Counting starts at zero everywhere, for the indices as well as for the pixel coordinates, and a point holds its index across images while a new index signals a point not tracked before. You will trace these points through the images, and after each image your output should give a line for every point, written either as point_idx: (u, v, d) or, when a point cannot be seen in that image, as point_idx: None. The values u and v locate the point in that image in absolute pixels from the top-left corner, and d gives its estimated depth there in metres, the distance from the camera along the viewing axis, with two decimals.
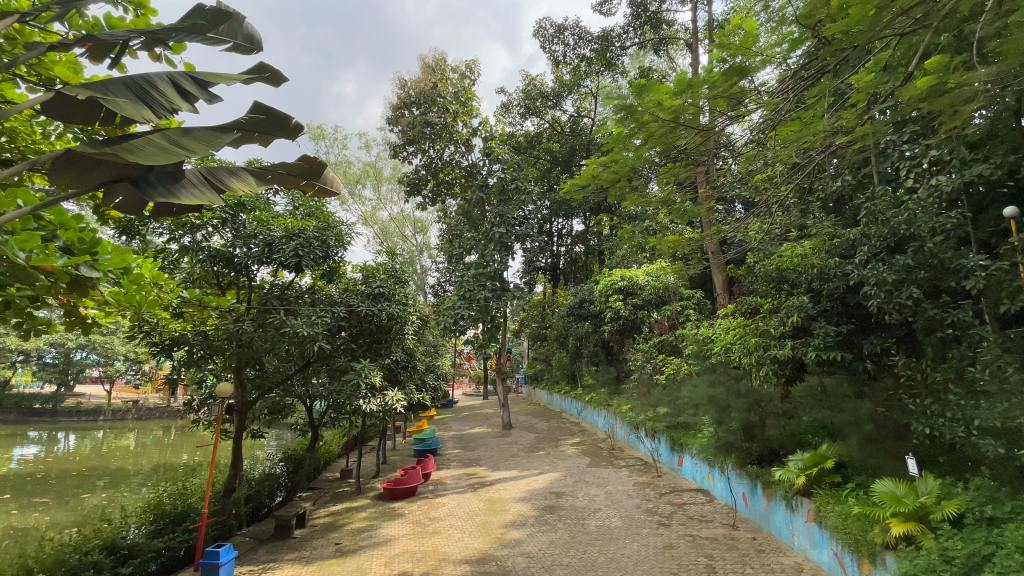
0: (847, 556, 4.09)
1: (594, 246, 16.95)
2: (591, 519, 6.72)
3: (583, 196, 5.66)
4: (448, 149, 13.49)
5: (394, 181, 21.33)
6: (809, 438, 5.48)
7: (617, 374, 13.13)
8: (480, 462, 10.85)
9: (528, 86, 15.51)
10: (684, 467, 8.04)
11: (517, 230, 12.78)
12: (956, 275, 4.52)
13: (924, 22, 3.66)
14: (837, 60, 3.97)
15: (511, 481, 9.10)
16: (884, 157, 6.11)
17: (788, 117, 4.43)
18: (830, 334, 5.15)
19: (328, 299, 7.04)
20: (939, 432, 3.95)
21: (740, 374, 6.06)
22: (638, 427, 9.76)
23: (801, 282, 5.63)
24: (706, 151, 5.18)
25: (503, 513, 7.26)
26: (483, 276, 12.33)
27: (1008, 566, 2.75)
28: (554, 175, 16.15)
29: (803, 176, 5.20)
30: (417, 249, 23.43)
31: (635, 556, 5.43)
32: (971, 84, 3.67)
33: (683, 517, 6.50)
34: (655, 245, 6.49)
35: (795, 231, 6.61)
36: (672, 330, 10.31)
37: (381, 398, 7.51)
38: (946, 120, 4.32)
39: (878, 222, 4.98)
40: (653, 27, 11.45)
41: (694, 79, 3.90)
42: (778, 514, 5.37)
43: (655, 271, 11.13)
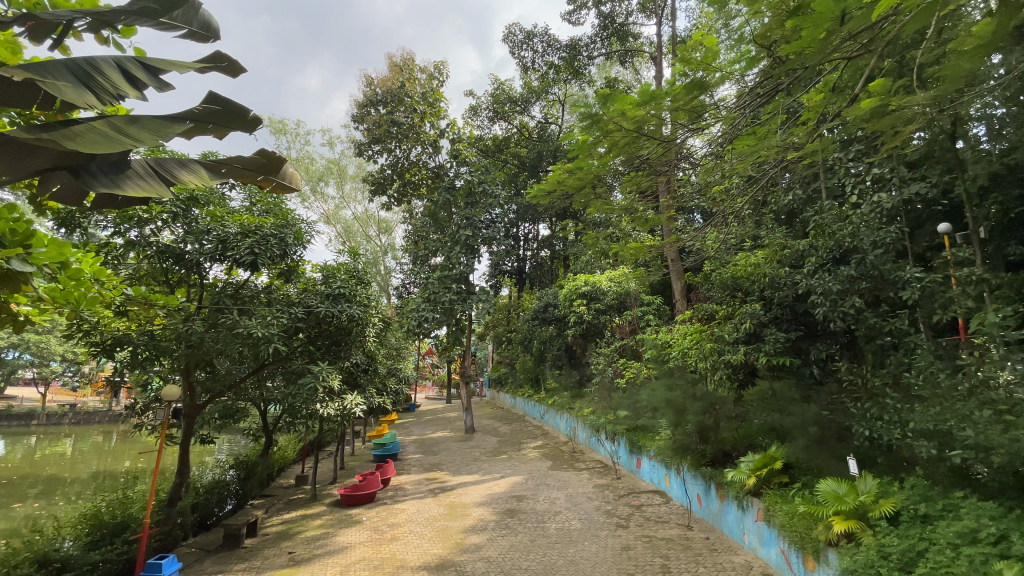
0: (793, 553, 4.26)
1: (560, 251, 17.18)
2: (550, 522, 6.75)
3: (548, 202, 5.71)
4: (415, 149, 13.29)
5: (358, 179, 20.94)
6: (760, 440, 5.69)
7: (580, 377, 13.27)
8: (441, 467, 10.72)
9: (497, 91, 15.58)
10: (642, 469, 8.21)
11: (484, 233, 12.74)
12: (894, 286, 4.82)
13: (869, 48, 3.84)
14: (790, 79, 4.09)
15: (472, 485, 9.04)
16: (832, 173, 6.46)
17: (744, 131, 4.61)
18: (780, 340, 5.36)
19: (285, 299, 6.85)
20: (878, 433, 4.15)
21: (696, 378, 6.25)
22: (599, 430, 9.88)
23: (754, 290, 5.77)
24: (668, 162, 5.31)
25: (463, 518, 7.20)
26: (448, 279, 12.24)
27: (939, 561, 2.91)
28: (520, 180, 16.26)
29: (756, 189, 5.40)
30: (381, 250, 23.04)
31: (593, 558, 5.50)
32: (912, 107, 3.91)
33: (641, 518, 6.63)
34: (618, 252, 6.62)
35: (749, 242, 6.86)
36: (633, 335, 10.55)
37: (338, 402, 7.32)
38: (889, 140, 4.57)
39: (826, 234, 5.32)
40: (619, 38, 11.64)
41: (657, 91, 4.03)
42: (730, 514, 5.55)
43: (617, 277, 11.34)
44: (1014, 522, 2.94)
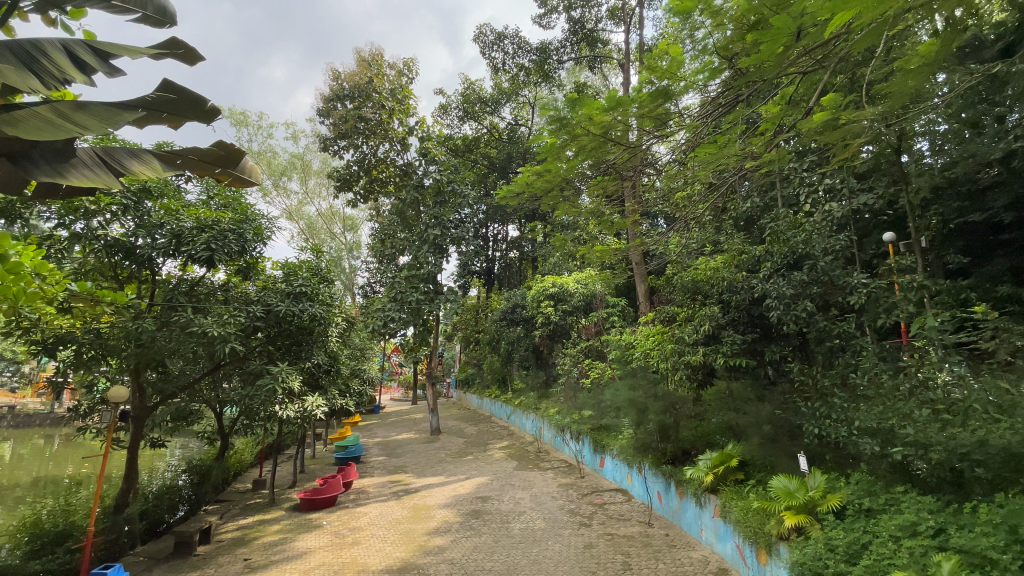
0: (747, 547, 4.42)
1: (529, 252, 17.28)
2: (514, 522, 6.77)
3: (517, 203, 5.74)
4: (382, 146, 13.09)
5: (323, 174, 20.45)
6: (717, 439, 5.87)
7: (546, 378, 13.36)
8: (405, 469, 10.59)
9: (467, 90, 15.53)
10: (605, 468, 8.35)
11: (452, 232, 12.66)
12: (842, 291, 5.07)
13: (823, 64, 4.01)
14: (749, 91, 4.24)
15: (436, 486, 8.96)
16: (787, 182, 6.74)
17: (705, 139, 4.75)
18: (737, 342, 5.54)
19: (243, 297, 6.64)
20: (826, 431, 4.33)
21: (658, 379, 6.39)
22: (564, 430, 9.98)
23: (713, 293, 5.94)
24: (633, 167, 5.43)
25: (427, 521, 7.12)
26: (415, 278, 12.07)
27: (882, 554, 3.05)
28: (490, 180, 16.28)
29: (716, 196, 5.58)
30: (346, 248, 22.58)
31: (556, 557, 5.55)
32: (860, 121, 4.13)
33: (603, 516, 6.73)
34: (585, 254, 6.72)
35: (710, 247, 7.08)
36: (598, 336, 10.71)
37: (299, 404, 7.13)
38: (839, 152, 4.80)
39: (780, 241, 5.53)
40: (588, 44, 11.82)
41: (623, 97, 4.11)
42: (688, 511, 5.72)
43: (584, 278, 11.50)
44: (950, 514, 3.05)
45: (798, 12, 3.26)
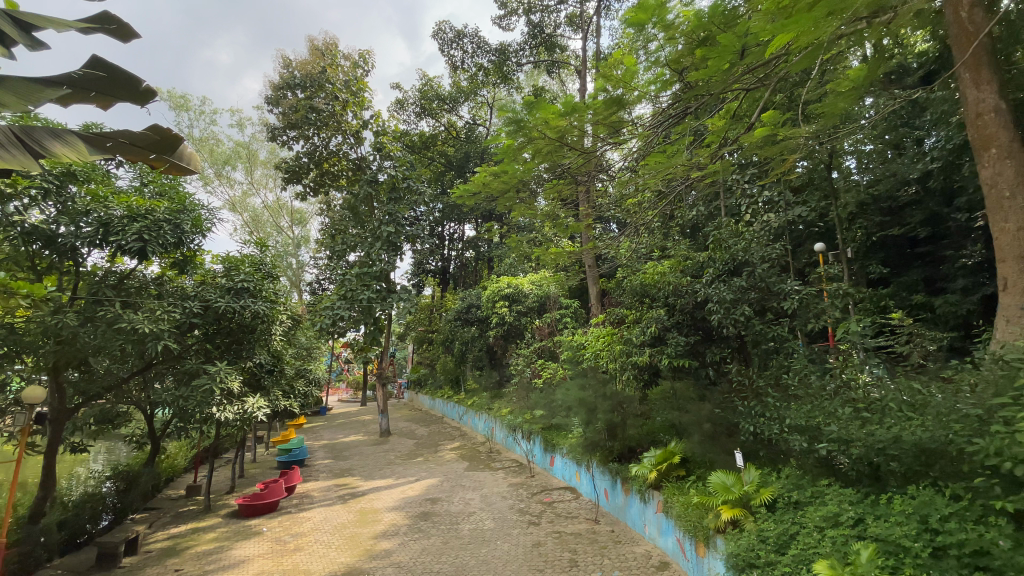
0: (687, 541, 4.62)
1: (484, 252, 17.27)
2: (464, 523, 6.75)
3: (473, 203, 5.72)
4: (335, 139, 12.62)
5: (270, 165, 19.60)
6: (662, 436, 6.08)
7: (500, 378, 13.40)
8: (353, 472, 10.31)
9: (425, 86, 15.34)
10: (555, 467, 8.47)
11: (407, 230, 12.45)
12: (777, 297, 5.39)
13: (764, 82, 4.24)
14: (697, 104, 4.43)
15: (384, 489, 8.78)
16: (730, 193, 7.09)
17: (655, 148, 4.91)
18: (681, 343, 5.77)
19: (179, 292, 6.29)
20: (760, 429, 4.58)
21: (607, 379, 6.56)
22: (516, 429, 10.03)
23: (659, 296, 6.16)
24: (588, 172, 5.55)
25: (374, 524, 6.97)
26: (367, 276, 11.72)
27: (808, 544, 3.27)
28: (447, 178, 16.14)
29: (665, 203, 5.79)
30: (293, 243, 21.74)
31: (505, 556, 5.58)
32: (795, 138, 4.42)
33: (552, 514, 6.84)
34: (539, 256, 6.80)
35: (658, 252, 7.34)
36: (551, 337, 10.83)
37: (238, 405, 6.79)
38: (777, 166, 5.09)
39: (722, 248, 5.81)
40: (546, 49, 11.97)
41: (579, 104, 4.22)
42: (633, 507, 5.90)
43: (538, 280, 11.61)
44: (868, 506, 3.27)
45: (742, 32, 3.46)
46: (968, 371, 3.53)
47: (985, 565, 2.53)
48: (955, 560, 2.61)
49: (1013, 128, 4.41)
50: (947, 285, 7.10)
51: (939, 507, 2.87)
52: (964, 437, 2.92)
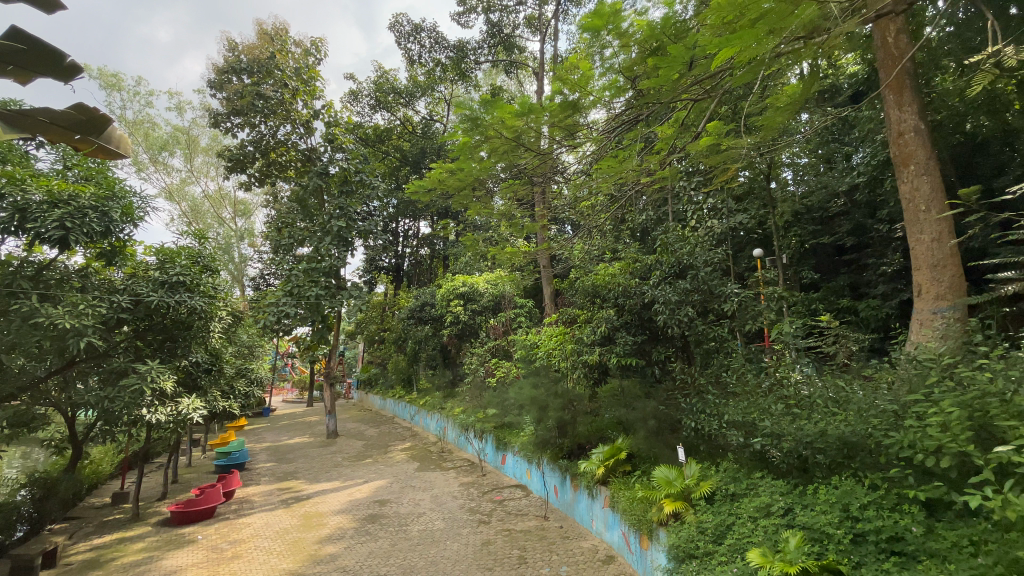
0: (632, 534, 4.76)
1: (440, 250, 17.13)
2: (413, 524, 6.66)
3: (427, 199, 5.65)
4: (283, 128, 12.10)
5: (211, 153, 18.60)
6: (610, 433, 6.25)
7: (453, 377, 13.32)
8: (297, 475, 9.93)
9: (380, 79, 15.05)
10: (506, 465, 8.52)
11: (359, 225, 12.14)
12: (718, 299, 5.57)
13: (710, 94, 4.44)
14: (648, 112, 4.59)
15: (330, 492, 8.53)
16: (678, 199, 7.36)
17: (608, 153, 5.04)
18: (629, 343, 5.93)
19: (106, 285, 5.90)
20: (701, 425, 4.78)
21: (559, 377, 6.64)
22: (467, 428, 10.00)
23: (610, 297, 6.30)
24: (544, 173, 5.61)
25: (318, 528, 6.75)
26: (315, 272, 11.29)
27: (744, 534, 3.45)
28: (402, 173, 15.87)
29: (617, 207, 5.93)
30: (237, 235, 20.72)
31: (454, 556, 5.55)
32: (737, 149, 4.66)
33: (502, 513, 6.87)
34: (494, 255, 6.80)
35: (609, 254, 7.51)
36: (505, 336, 10.86)
37: (171, 407, 6.37)
38: (721, 174, 5.34)
39: (670, 252, 6.01)
40: (505, 48, 12.00)
41: (535, 105, 4.28)
42: (581, 503, 6.02)
43: (494, 279, 11.62)
44: (796, 495, 3.47)
45: (691, 44, 3.61)
46: (886, 370, 3.83)
47: (900, 550, 2.78)
48: (873, 546, 2.86)
49: (929, 147, 4.84)
50: (868, 290, 7.66)
51: (859, 496, 3.09)
52: (882, 431, 3.16)
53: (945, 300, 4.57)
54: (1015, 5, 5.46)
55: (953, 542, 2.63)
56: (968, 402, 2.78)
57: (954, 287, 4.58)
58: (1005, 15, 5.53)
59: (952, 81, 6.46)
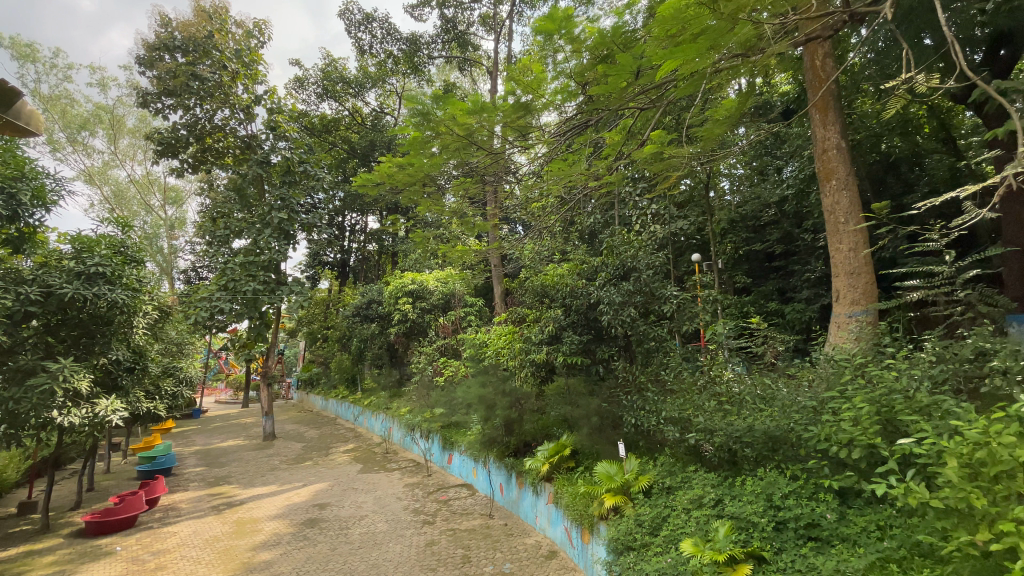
0: (574, 529, 4.88)
1: (388, 246, 16.78)
2: (355, 527, 6.49)
3: (376, 193, 5.52)
4: (221, 112, 11.42)
5: (139, 135, 17.29)
6: (555, 430, 6.36)
7: (399, 376, 13.09)
8: (230, 479, 9.42)
9: (329, 67, 14.55)
10: (452, 465, 8.47)
11: (303, 218, 11.66)
12: (659, 301, 5.78)
13: (656, 103, 4.60)
14: (596, 118, 4.70)
15: (266, 497, 8.14)
16: (624, 203, 7.59)
17: (558, 156, 5.13)
18: (575, 342, 6.04)
19: (12, 275, 5.35)
20: (641, 421, 4.95)
21: (506, 376, 6.67)
22: (413, 428, 9.86)
23: (557, 297, 6.39)
24: (496, 172, 5.63)
25: (252, 535, 6.44)
26: (253, 266, 10.71)
27: (679, 525, 3.62)
28: (350, 166, 15.42)
29: (566, 209, 6.04)
30: (166, 224, 19.39)
31: (396, 558, 5.46)
32: (679, 158, 4.87)
33: (447, 512, 6.83)
34: (445, 253, 6.74)
35: (558, 255, 7.62)
36: (454, 334, 10.77)
37: (86, 408, 5.81)
38: (664, 181, 5.56)
39: (615, 255, 6.17)
40: (459, 45, 11.92)
41: (487, 104, 4.30)
42: (526, 500, 6.10)
43: (443, 277, 11.50)
44: (726, 487, 3.67)
45: (638, 54, 3.74)
46: (807, 369, 4.13)
47: (816, 535, 3.02)
48: (793, 532, 3.08)
49: (849, 164, 5.27)
50: (794, 295, 8.21)
51: (782, 486, 3.32)
52: (802, 425, 3.41)
53: (860, 305, 4.99)
54: (927, 38, 6.00)
55: (862, 527, 2.89)
56: (876, 398, 3.05)
57: (867, 293, 5.01)
58: (918, 46, 6.08)
59: (870, 103, 7.04)
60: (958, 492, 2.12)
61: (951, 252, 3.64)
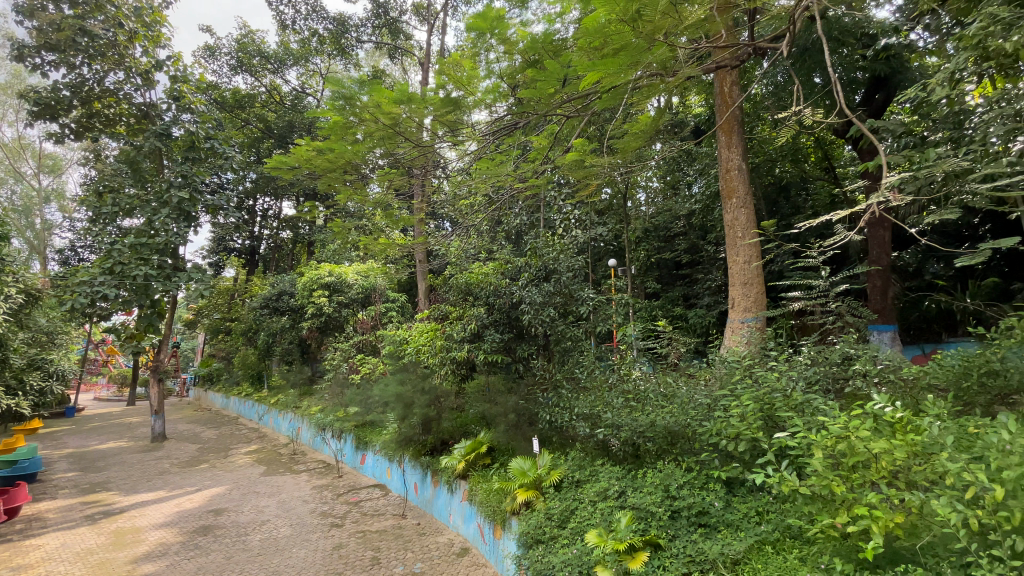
0: (487, 526, 4.92)
1: (304, 234, 15.90)
2: (255, 533, 6.08)
3: (291, 178, 5.19)
4: (114, 75, 10.18)
5: (9, 92, 15.01)
6: (472, 428, 6.40)
7: (311, 374, 12.46)
8: (108, 485, 8.42)
9: (245, 39, 13.51)
10: (365, 465, 8.20)
11: (207, 198, 10.70)
12: (577, 302, 5.99)
13: (581, 112, 4.75)
14: (525, 120, 4.77)
15: (152, 504, 7.38)
16: (548, 207, 7.77)
17: (486, 155, 5.16)
18: (496, 340, 6.08)
19: None
20: (556, 417, 5.12)
21: (426, 373, 6.59)
22: (324, 428, 9.42)
23: (480, 296, 6.40)
24: (423, 167, 5.51)
25: (134, 546, 5.81)
26: (147, 248, 9.65)
27: (586, 517, 3.78)
28: (264, 146, 14.42)
29: (493, 209, 6.08)
30: (39, 196, 16.99)
31: (300, 564, 5.19)
32: (600, 166, 5.09)
33: (357, 514, 6.60)
34: (366, 246, 6.50)
35: (483, 253, 7.65)
36: (373, 331, 10.46)
37: None
38: (586, 187, 5.78)
39: (538, 256, 6.28)
40: (390, 32, 11.61)
41: (413, 95, 4.23)
42: (440, 498, 6.07)
43: (364, 271, 11.13)
44: (629, 480, 3.88)
45: (566, 63, 3.87)
46: (705, 369, 4.48)
47: (705, 522, 3.29)
48: (685, 520, 3.34)
49: (748, 184, 5.79)
50: (697, 301, 8.87)
51: (678, 478, 3.57)
52: (697, 421, 3.67)
53: (751, 312, 5.52)
54: (818, 76, 6.73)
55: (744, 513, 3.20)
56: (760, 397, 3.37)
57: (757, 302, 5.54)
58: (810, 83, 6.81)
59: (768, 131, 7.80)
60: (823, 480, 2.39)
61: (826, 268, 4.12)
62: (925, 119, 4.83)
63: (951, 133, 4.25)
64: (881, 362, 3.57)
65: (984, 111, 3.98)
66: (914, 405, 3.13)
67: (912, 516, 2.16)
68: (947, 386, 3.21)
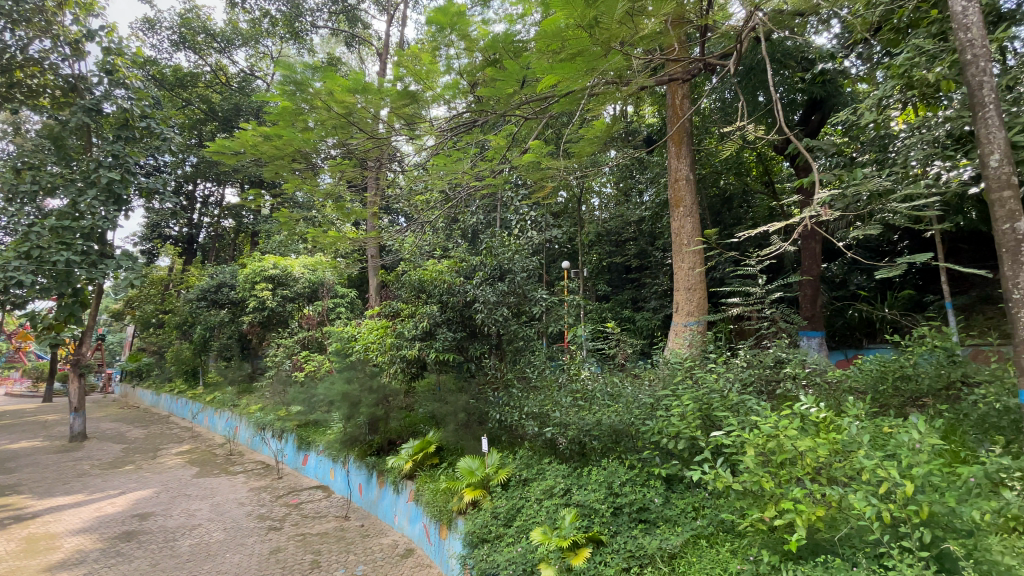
0: (432, 525, 4.87)
1: (248, 224, 15.19)
2: (184, 538, 5.73)
3: (235, 162, 4.92)
4: (39, 42, 9.32)
5: None
6: (421, 427, 6.32)
7: (251, 371, 11.91)
8: (15, 489, 7.67)
9: (189, 14, 12.75)
10: (307, 465, 7.92)
11: (140, 180, 9.98)
12: (530, 302, 6.06)
13: (539, 114, 4.79)
14: (483, 118, 4.76)
15: (68, 508, 6.80)
16: (503, 207, 7.80)
17: (443, 151, 5.11)
18: (448, 338, 6.02)
19: None
20: (505, 416, 5.14)
21: (375, 372, 6.44)
22: (264, 427, 9.01)
23: (433, 293, 6.32)
24: (378, 159, 5.38)
25: (45, 554, 5.33)
26: (70, 232, 8.89)
27: (531, 515, 3.81)
28: (207, 129, 13.65)
29: (448, 206, 6.02)
30: None
31: (234, 569, 4.95)
32: (556, 168, 5.15)
33: (297, 516, 6.36)
34: (314, 238, 6.27)
35: (437, 251, 7.58)
36: (320, 327, 10.13)
37: None
38: (542, 188, 5.83)
39: (492, 255, 6.29)
40: (347, 20, 11.31)
41: (369, 84, 4.12)
42: (385, 498, 5.95)
43: (312, 264, 10.77)
44: (574, 478, 3.94)
45: (526, 64, 3.89)
46: (649, 370, 4.62)
47: (645, 518, 3.40)
48: (627, 516, 3.43)
49: (694, 194, 6.03)
50: (644, 304, 9.15)
51: (621, 475, 3.67)
52: (641, 420, 3.77)
53: (693, 316, 5.75)
54: (761, 94, 7.08)
55: (681, 509, 3.32)
56: (699, 397, 3.51)
57: (699, 306, 5.78)
58: (754, 101, 7.16)
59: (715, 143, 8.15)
60: (754, 476, 2.52)
61: (763, 277, 4.36)
62: (855, 141, 5.20)
63: (877, 154, 4.59)
64: (809, 366, 3.84)
65: (905, 135, 4.32)
66: (837, 406, 3.38)
67: (832, 509, 2.32)
68: (866, 388, 3.47)
